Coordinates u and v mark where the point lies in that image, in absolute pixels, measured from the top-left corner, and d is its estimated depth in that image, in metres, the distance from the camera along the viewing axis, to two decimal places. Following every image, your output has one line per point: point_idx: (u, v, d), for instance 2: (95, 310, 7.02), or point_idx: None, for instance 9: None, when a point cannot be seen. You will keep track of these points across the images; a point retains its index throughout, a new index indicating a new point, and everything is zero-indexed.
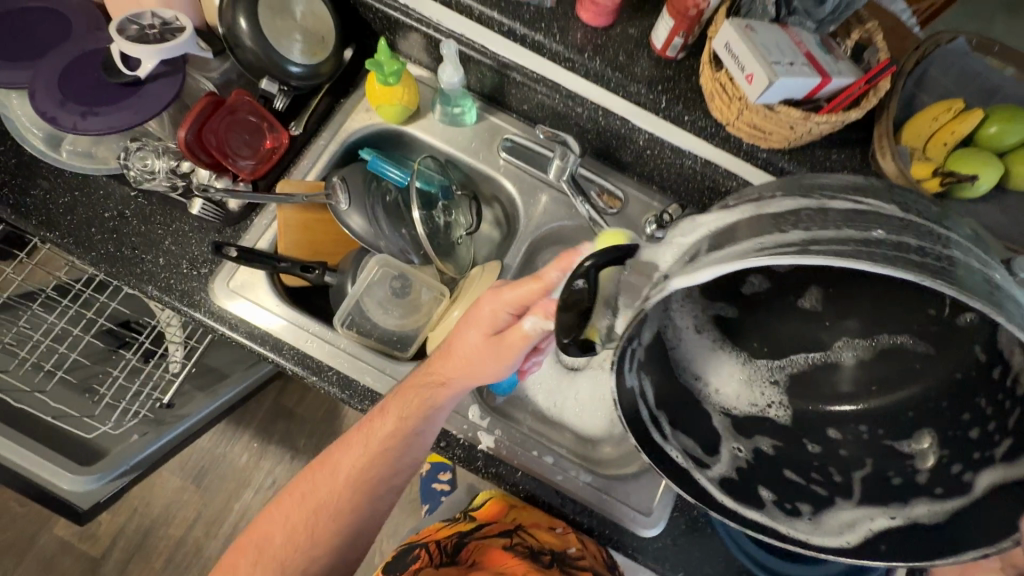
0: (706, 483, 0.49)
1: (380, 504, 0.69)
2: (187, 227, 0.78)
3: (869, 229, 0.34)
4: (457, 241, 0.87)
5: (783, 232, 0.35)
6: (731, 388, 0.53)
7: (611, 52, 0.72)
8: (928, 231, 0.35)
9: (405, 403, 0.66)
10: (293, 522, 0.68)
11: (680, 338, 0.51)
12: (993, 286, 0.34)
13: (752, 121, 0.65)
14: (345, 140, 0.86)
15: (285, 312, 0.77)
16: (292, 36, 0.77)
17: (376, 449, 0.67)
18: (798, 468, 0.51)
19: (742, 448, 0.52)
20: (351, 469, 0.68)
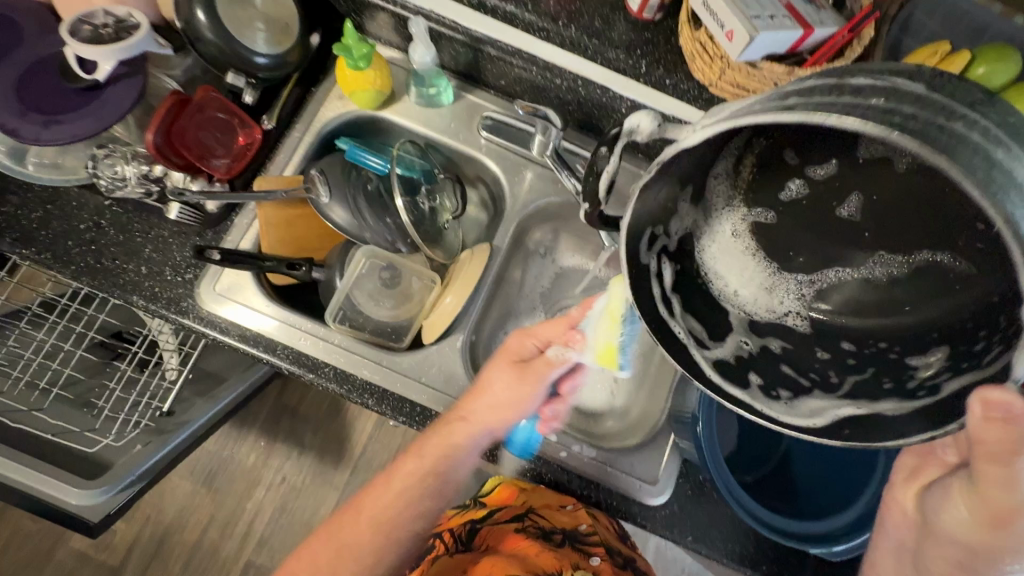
0: (703, 362, 0.48)
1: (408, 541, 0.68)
2: (166, 233, 0.76)
3: (858, 95, 0.32)
4: (444, 225, 0.86)
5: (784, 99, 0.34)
6: (757, 294, 0.52)
7: (585, 19, 0.70)
8: (938, 104, 0.31)
9: (438, 447, 0.67)
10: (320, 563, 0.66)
11: (711, 240, 0.51)
12: (985, 153, 0.31)
13: (735, 81, 0.63)
14: (319, 130, 0.83)
15: (276, 312, 0.76)
16: (255, 25, 0.74)
17: (409, 481, 0.68)
18: (796, 366, 0.49)
19: (750, 343, 0.51)
20: (379, 504, 0.68)
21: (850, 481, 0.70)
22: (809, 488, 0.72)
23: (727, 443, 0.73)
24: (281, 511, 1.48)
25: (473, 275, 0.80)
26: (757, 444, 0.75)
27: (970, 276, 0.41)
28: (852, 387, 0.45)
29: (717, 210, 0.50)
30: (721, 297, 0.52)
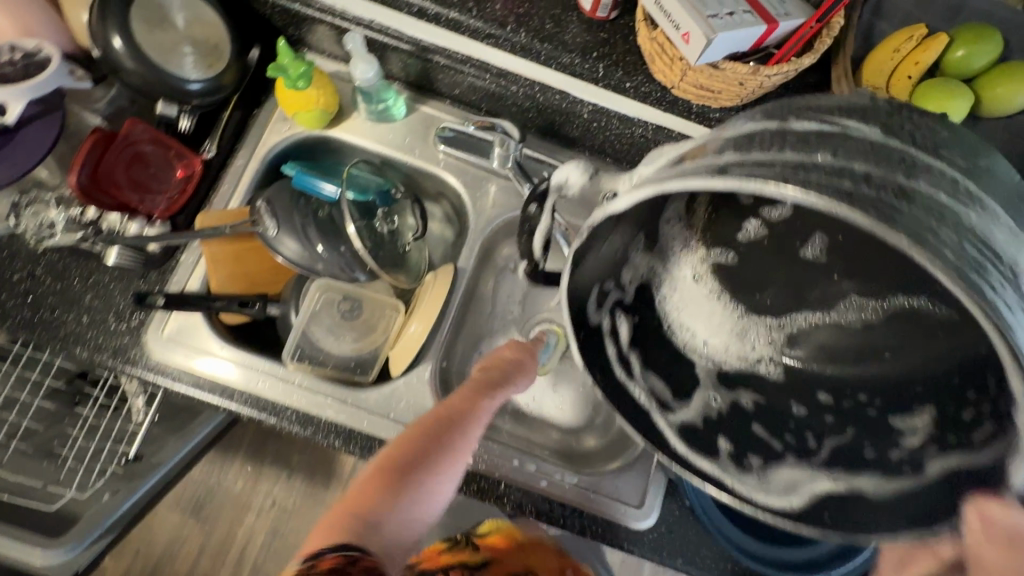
0: (665, 427, 0.50)
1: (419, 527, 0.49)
2: (107, 278, 0.71)
3: (815, 150, 0.29)
4: (405, 248, 0.81)
5: (709, 156, 0.32)
6: (723, 341, 0.52)
7: (536, 22, 0.65)
8: (895, 156, 0.29)
9: (420, 449, 0.51)
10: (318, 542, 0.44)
11: (670, 288, 0.51)
12: (958, 222, 0.28)
13: (698, 82, 0.59)
14: (264, 156, 0.77)
15: (232, 355, 0.72)
16: (181, 49, 0.69)
17: (429, 430, 0.53)
18: (772, 427, 0.50)
19: (719, 399, 0.52)
20: (386, 462, 0.50)
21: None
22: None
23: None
24: (273, 535, 1.46)
25: (437, 300, 0.76)
26: None
27: (953, 326, 0.37)
28: (830, 453, 0.46)
29: (676, 256, 0.49)
30: (686, 346, 0.52)
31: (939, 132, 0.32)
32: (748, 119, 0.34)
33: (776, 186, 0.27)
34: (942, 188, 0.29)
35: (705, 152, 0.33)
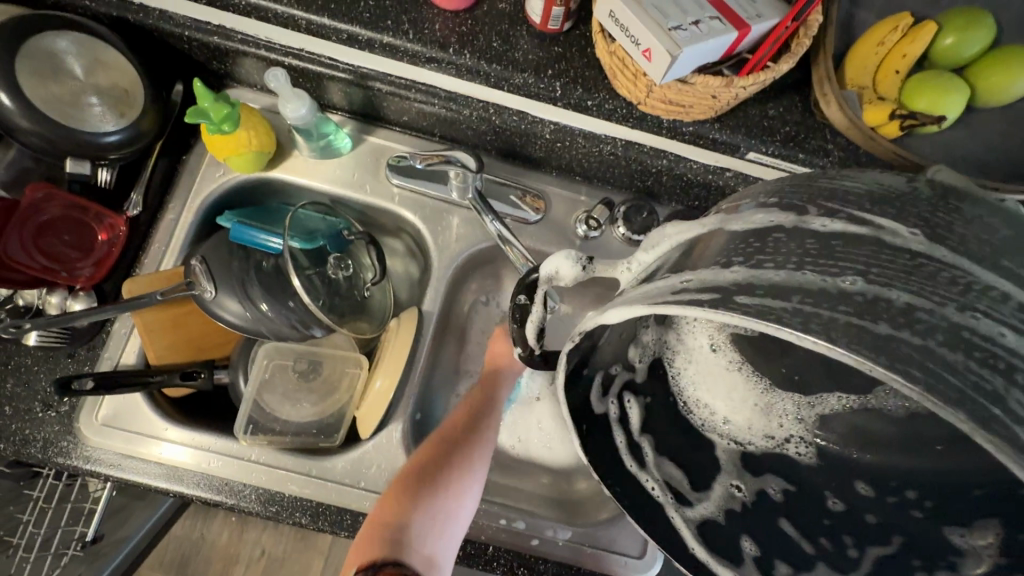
0: (684, 527, 0.45)
1: (459, 523, 0.58)
2: (29, 361, 0.64)
3: (841, 275, 0.27)
4: (364, 293, 0.74)
5: (720, 269, 0.29)
6: (747, 418, 0.51)
7: (481, 41, 0.58)
8: (942, 276, 0.27)
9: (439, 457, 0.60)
10: (381, 544, 0.53)
11: (689, 359, 0.51)
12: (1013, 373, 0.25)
13: (666, 98, 0.52)
14: (197, 207, 0.70)
15: (178, 434, 0.64)
16: (86, 100, 0.61)
17: (454, 432, 0.64)
18: (806, 530, 0.44)
19: (742, 488, 0.47)
20: (423, 464, 0.60)
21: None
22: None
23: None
24: None
25: (401, 352, 0.69)
26: None
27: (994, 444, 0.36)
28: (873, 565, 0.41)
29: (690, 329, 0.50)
30: (706, 425, 0.50)
31: (941, 226, 0.28)
32: (759, 206, 0.32)
33: (805, 335, 0.24)
34: (1007, 322, 0.26)
35: (709, 256, 0.31)
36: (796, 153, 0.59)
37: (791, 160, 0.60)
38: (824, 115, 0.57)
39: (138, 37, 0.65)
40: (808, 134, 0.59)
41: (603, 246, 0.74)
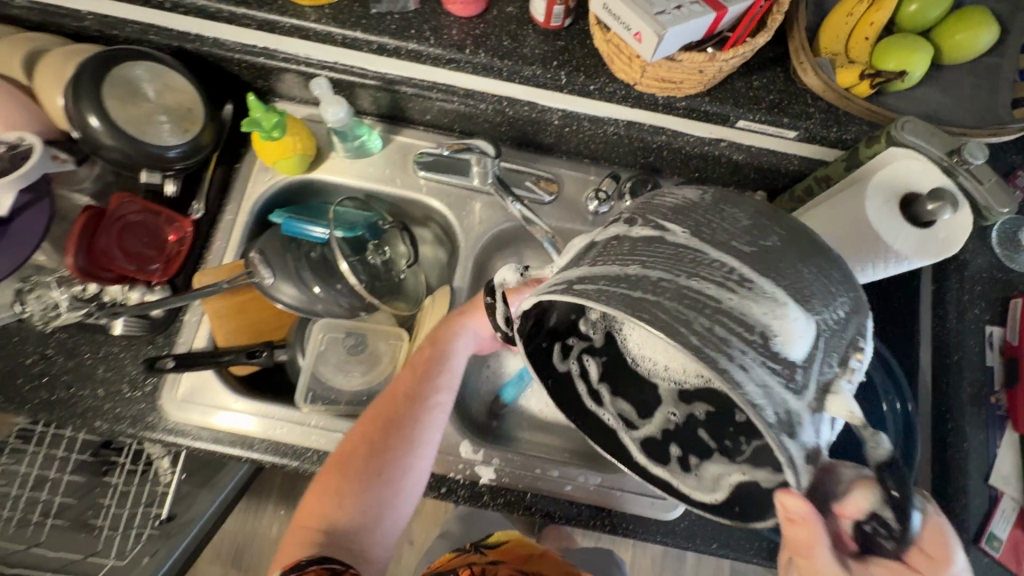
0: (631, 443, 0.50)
1: (388, 508, 0.60)
2: (116, 349, 0.73)
3: (629, 263, 0.33)
4: (400, 276, 0.82)
5: (576, 264, 0.36)
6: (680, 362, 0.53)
7: (493, 41, 0.66)
8: (687, 257, 0.32)
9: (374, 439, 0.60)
10: (307, 545, 0.56)
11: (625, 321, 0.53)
12: (719, 309, 0.30)
13: (659, 76, 0.60)
14: (251, 208, 0.79)
15: (248, 407, 0.73)
16: (156, 118, 0.70)
17: (377, 419, 0.61)
18: (715, 432, 0.49)
19: (677, 413, 0.52)
20: (346, 458, 0.60)
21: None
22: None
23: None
24: None
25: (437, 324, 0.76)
26: None
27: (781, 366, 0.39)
28: (753, 453, 0.45)
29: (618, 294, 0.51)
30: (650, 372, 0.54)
31: None
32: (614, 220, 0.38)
33: (598, 307, 0.31)
34: (713, 279, 0.31)
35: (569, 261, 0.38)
36: (780, 118, 0.65)
37: (778, 125, 0.66)
38: (802, 81, 0.64)
39: (195, 63, 0.75)
40: (789, 100, 0.66)
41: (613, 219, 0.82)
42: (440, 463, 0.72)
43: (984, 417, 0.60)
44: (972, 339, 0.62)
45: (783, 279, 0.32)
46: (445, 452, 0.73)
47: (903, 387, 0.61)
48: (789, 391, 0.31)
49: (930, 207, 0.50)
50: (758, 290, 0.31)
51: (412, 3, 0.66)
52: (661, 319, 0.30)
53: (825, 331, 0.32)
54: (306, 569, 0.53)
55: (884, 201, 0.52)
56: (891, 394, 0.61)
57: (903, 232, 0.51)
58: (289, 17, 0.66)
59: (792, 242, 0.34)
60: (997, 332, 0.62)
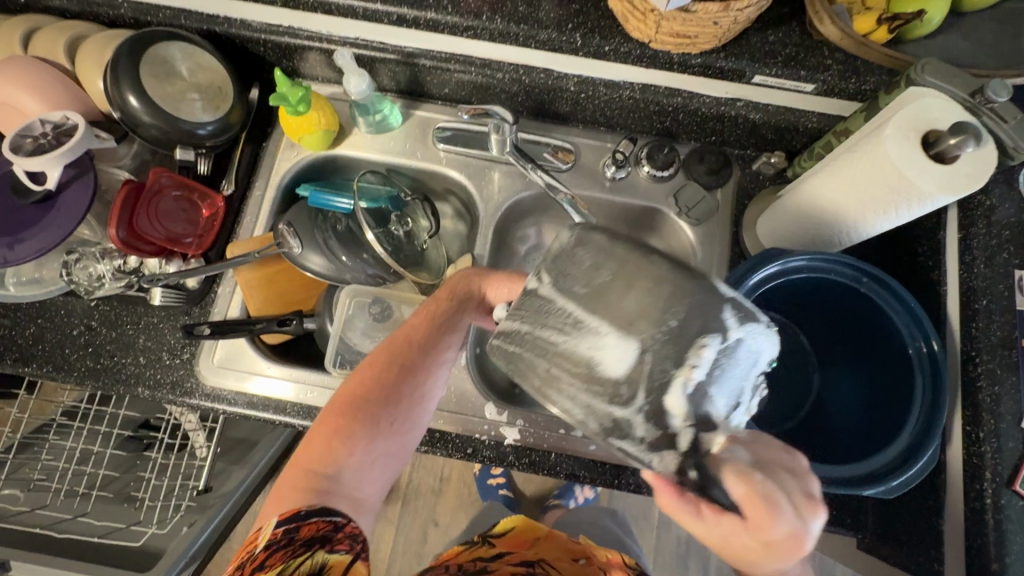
0: None
1: (384, 462, 0.60)
2: (155, 319, 0.77)
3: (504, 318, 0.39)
4: (423, 246, 0.84)
5: None
6: None
7: (509, 7, 0.68)
8: (536, 306, 0.37)
9: (381, 396, 0.58)
10: (303, 495, 0.55)
11: None
12: (557, 352, 0.36)
13: (673, 31, 0.61)
14: (279, 183, 0.82)
15: (281, 371, 0.76)
16: (189, 96, 0.73)
17: (382, 376, 0.59)
18: None
19: None
20: (345, 412, 0.58)
21: (893, 403, 0.60)
22: (851, 426, 0.63)
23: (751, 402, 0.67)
24: None
25: None
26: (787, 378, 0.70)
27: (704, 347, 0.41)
28: None
29: None
30: None
31: None
32: None
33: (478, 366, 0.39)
34: (553, 325, 0.36)
35: None
36: (797, 71, 0.65)
37: (794, 78, 0.67)
38: (818, 33, 0.64)
39: (223, 46, 0.78)
40: (806, 53, 0.66)
41: (630, 185, 0.82)
42: (465, 425, 0.74)
43: None
44: (999, 281, 0.61)
45: (609, 310, 0.36)
46: (470, 414, 0.75)
47: (927, 327, 0.58)
48: (614, 402, 0.35)
49: (951, 142, 0.49)
50: (587, 327, 0.36)
51: None
52: (520, 366, 0.37)
53: (655, 344, 0.35)
54: (308, 519, 0.54)
55: (904, 137, 0.52)
56: (913, 335, 0.59)
57: (924, 168, 0.51)
58: None
59: (624, 263, 0.37)
60: None
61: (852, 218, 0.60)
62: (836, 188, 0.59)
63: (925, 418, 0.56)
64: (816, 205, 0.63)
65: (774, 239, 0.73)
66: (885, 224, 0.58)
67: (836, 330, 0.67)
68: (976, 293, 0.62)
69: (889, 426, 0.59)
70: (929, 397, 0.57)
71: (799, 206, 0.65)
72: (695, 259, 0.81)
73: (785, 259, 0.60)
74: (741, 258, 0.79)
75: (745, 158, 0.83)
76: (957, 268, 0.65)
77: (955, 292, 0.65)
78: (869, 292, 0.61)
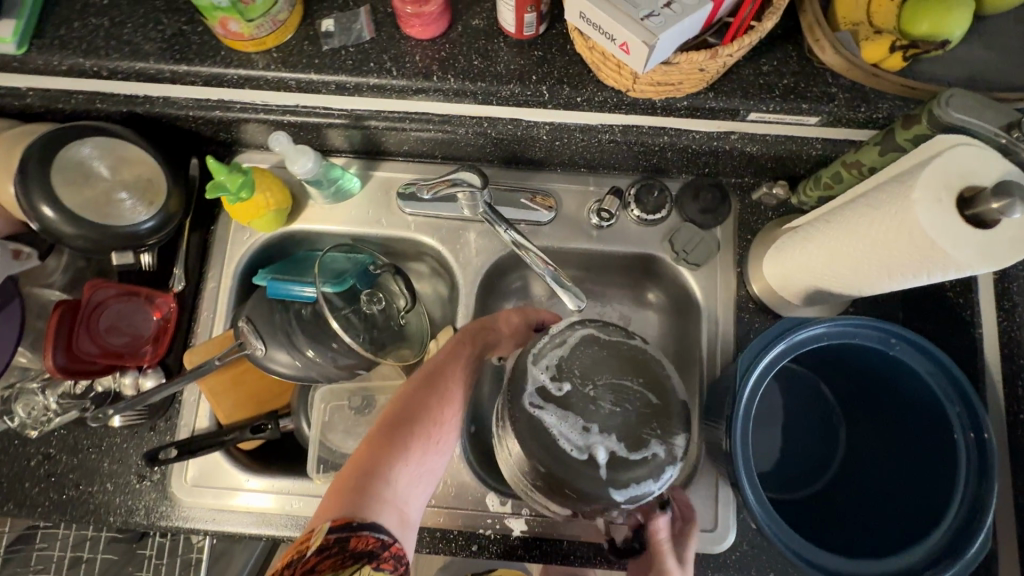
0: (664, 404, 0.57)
1: (430, 476, 0.57)
2: (118, 439, 0.70)
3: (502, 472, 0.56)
4: (401, 321, 0.76)
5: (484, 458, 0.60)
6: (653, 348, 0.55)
7: (462, 61, 0.59)
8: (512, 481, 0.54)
9: (435, 403, 0.58)
10: (355, 504, 0.51)
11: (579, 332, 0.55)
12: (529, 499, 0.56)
13: (653, 80, 0.52)
14: (233, 272, 0.74)
15: (261, 483, 0.69)
16: (117, 197, 0.66)
17: (437, 382, 0.59)
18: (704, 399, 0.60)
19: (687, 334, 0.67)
20: (399, 417, 0.56)
21: (933, 481, 0.55)
22: (881, 489, 0.60)
23: (766, 458, 0.65)
24: None
25: None
26: (813, 429, 0.66)
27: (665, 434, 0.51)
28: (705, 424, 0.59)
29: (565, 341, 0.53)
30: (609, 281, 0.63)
31: None
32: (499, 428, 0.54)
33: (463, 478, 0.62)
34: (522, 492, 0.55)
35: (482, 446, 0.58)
36: (799, 105, 0.57)
37: (796, 112, 0.58)
38: (819, 58, 0.56)
39: (149, 125, 0.69)
40: (806, 82, 0.57)
41: (620, 231, 0.75)
42: (468, 520, 0.69)
43: None
44: None
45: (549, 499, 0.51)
46: (471, 508, 0.69)
47: (982, 413, 0.52)
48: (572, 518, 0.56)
49: (994, 205, 0.42)
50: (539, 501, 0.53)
51: (367, 32, 0.60)
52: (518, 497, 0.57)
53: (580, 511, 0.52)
54: (360, 532, 0.49)
55: (935, 199, 0.44)
56: (950, 398, 0.53)
57: (961, 237, 0.44)
58: (235, 68, 0.60)
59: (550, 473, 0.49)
60: None
61: (872, 279, 0.53)
62: (857, 247, 0.52)
63: (969, 503, 0.51)
64: (834, 262, 0.55)
65: (784, 288, 0.66)
66: (907, 284, 0.51)
67: (868, 390, 0.62)
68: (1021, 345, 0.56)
69: (930, 506, 0.54)
70: (974, 475, 0.52)
71: (812, 261, 0.59)
72: (698, 307, 0.73)
73: (792, 337, 0.55)
74: (749, 301, 0.72)
75: (743, 187, 0.74)
76: (995, 314, 0.59)
77: (990, 338, 0.59)
78: (900, 355, 0.55)
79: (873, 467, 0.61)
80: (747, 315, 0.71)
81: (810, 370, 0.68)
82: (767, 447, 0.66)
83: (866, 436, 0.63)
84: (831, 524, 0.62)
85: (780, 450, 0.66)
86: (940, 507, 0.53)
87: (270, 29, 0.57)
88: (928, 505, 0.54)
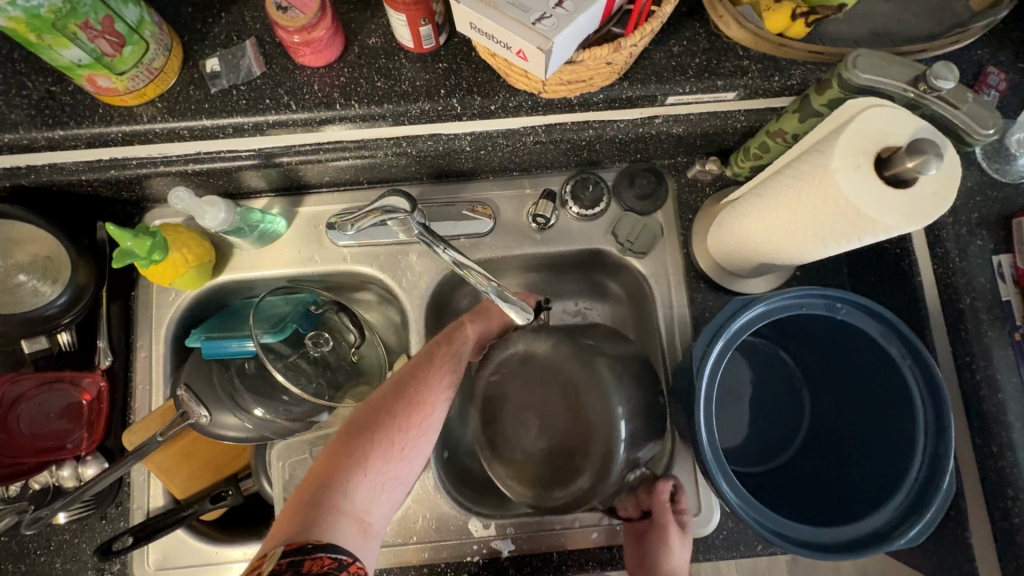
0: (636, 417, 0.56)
1: (394, 490, 0.53)
2: (66, 536, 0.65)
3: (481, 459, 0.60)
4: (354, 357, 0.71)
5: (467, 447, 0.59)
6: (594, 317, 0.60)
7: (365, 84, 0.56)
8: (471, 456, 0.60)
9: (396, 414, 0.54)
10: (310, 522, 0.47)
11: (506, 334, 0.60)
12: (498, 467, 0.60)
13: (562, 80, 0.51)
14: (164, 336, 0.69)
15: (232, 550, 0.66)
16: (15, 281, 0.62)
17: (397, 394, 0.55)
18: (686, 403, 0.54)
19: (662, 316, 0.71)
20: (359, 430, 0.53)
21: (895, 442, 0.56)
22: (844, 457, 0.61)
23: (735, 432, 0.68)
24: None
25: None
26: (777, 403, 0.68)
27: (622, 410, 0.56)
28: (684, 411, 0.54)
29: None
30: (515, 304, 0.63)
31: None
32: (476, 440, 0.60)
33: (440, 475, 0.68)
34: None
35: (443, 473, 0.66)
36: (714, 82, 0.56)
37: (713, 89, 0.57)
38: (725, 35, 0.55)
39: (41, 196, 0.63)
40: (719, 59, 0.56)
41: (562, 230, 0.73)
42: (454, 549, 0.67)
43: (1014, 356, 0.55)
44: (981, 275, 0.57)
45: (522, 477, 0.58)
46: (454, 538, 0.67)
47: (934, 371, 0.53)
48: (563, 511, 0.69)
49: (910, 164, 0.42)
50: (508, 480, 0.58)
51: (257, 66, 0.56)
52: None
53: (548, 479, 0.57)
54: (314, 555, 0.45)
55: (855, 165, 0.44)
56: (902, 355, 0.54)
57: (881, 198, 0.43)
58: (118, 125, 0.55)
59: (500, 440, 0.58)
60: (1005, 260, 0.57)
61: (809, 252, 0.52)
62: (791, 221, 0.51)
63: (929, 463, 0.52)
64: (773, 238, 0.55)
65: (729, 265, 0.66)
66: (831, 251, 0.50)
67: (825, 358, 0.64)
68: (959, 291, 0.57)
69: (893, 467, 0.55)
70: (932, 431, 0.53)
71: (751, 238, 0.58)
72: (651, 294, 0.72)
73: (729, 330, 0.54)
74: (699, 280, 0.71)
75: (677, 167, 0.73)
76: (930, 263, 0.60)
77: (931, 285, 0.60)
78: (848, 317, 0.55)
79: (838, 432, 0.63)
80: (700, 295, 0.71)
81: (765, 339, 0.69)
82: (734, 425, 0.68)
83: (828, 406, 0.65)
84: (798, 495, 0.63)
85: (745, 424, 0.68)
86: (903, 468, 0.54)
87: (148, 79, 0.53)
88: (890, 467, 0.55)
